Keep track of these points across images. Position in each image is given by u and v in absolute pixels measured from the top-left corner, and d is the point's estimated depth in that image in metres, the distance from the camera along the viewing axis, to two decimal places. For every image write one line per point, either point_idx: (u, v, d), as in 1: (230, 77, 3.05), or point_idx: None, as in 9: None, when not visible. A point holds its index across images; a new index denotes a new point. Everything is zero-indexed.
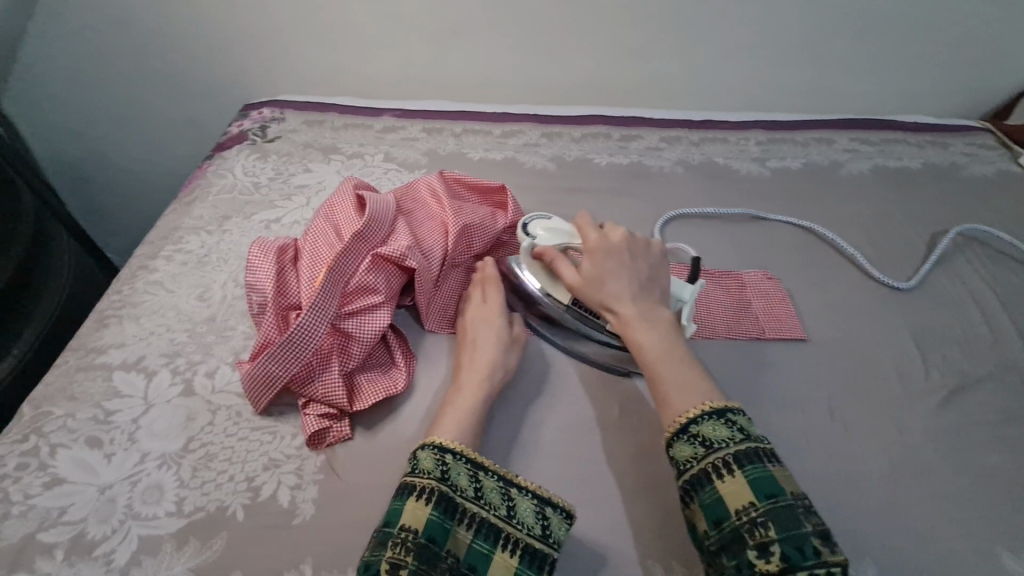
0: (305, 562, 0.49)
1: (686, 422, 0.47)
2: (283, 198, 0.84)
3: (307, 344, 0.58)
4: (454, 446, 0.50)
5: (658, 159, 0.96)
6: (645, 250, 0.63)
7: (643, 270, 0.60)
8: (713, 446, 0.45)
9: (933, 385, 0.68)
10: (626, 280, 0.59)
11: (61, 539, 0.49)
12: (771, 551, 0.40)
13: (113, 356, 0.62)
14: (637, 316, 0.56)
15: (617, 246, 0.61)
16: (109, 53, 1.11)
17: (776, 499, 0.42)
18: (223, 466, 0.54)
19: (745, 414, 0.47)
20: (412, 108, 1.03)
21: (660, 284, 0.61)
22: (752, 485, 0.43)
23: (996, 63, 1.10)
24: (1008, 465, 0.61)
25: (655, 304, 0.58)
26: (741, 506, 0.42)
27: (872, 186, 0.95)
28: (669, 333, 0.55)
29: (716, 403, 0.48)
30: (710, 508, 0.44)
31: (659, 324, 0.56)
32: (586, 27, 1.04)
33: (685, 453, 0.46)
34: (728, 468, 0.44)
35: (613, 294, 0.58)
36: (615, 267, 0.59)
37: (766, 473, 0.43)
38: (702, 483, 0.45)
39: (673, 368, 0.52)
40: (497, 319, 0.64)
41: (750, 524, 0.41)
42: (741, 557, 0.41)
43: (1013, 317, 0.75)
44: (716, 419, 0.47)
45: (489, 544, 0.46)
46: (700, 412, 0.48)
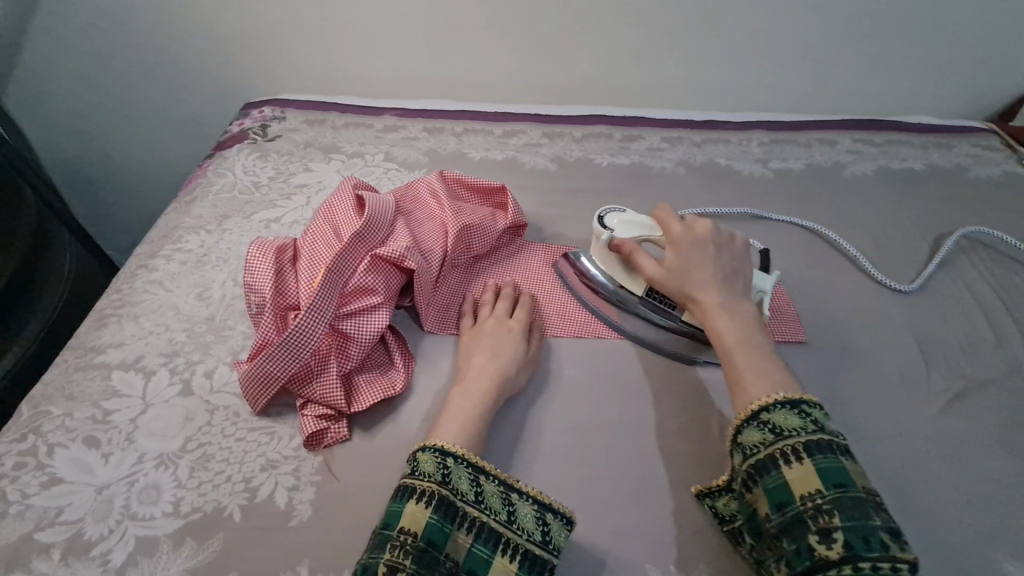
0: (301, 564, 0.49)
1: (756, 408, 0.47)
2: (283, 198, 0.84)
3: (305, 345, 0.57)
4: (455, 449, 0.50)
5: (658, 159, 0.96)
6: (730, 242, 0.62)
7: (726, 260, 0.60)
8: (783, 434, 0.45)
9: (935, 389, 0.67)
10: (710, 270, 0.59)
11: (58, 539, 0.49)
12: (834, 538, 0.40)
13: (112, 356, 0.62)
14: (717, 306, 0.56)
15: (702, 237, 0.62)
16: (110, 52, 1.11)
17: (845, 490, 0.41)
18: (221, 466, 0.54)
19: (821, 408, 0.46)
20: (412, 107, 1.03)
21: (743, 278, 0.60)
22: (821, 474, 0.42)
23: (1001, 64, 1.09)
24: (1012, 471, 0.60)
25: (737, 295, 0.58)
26: (808, 493, 0.42)
27: (875, 188, 0.94)
28: (750, 324, 0.55)
29: (792, 393, 0.47)
30: (774, 492, 0.43)
31: (740, 315, 0.55)
32: (587, 27, 1.03)
33: (754, 438, 0.46)
34: (797, 455, 0.43)
35: (694, 283, 0.58)
36: (696, 256, 0.60)
37: (837, 464, 0.43)
38: (768, 468, 0.44)
39: (751, 356, 0.52)
40: (517, 335, 0.63)
41: (814, 510, 0.41)
42: (803, 541, 0.41)
43: (1016, 321, 0.75)
44: (788, 408, 0.46)
45: (489, 550, 0.46)
46: (771, 400, 0.47)
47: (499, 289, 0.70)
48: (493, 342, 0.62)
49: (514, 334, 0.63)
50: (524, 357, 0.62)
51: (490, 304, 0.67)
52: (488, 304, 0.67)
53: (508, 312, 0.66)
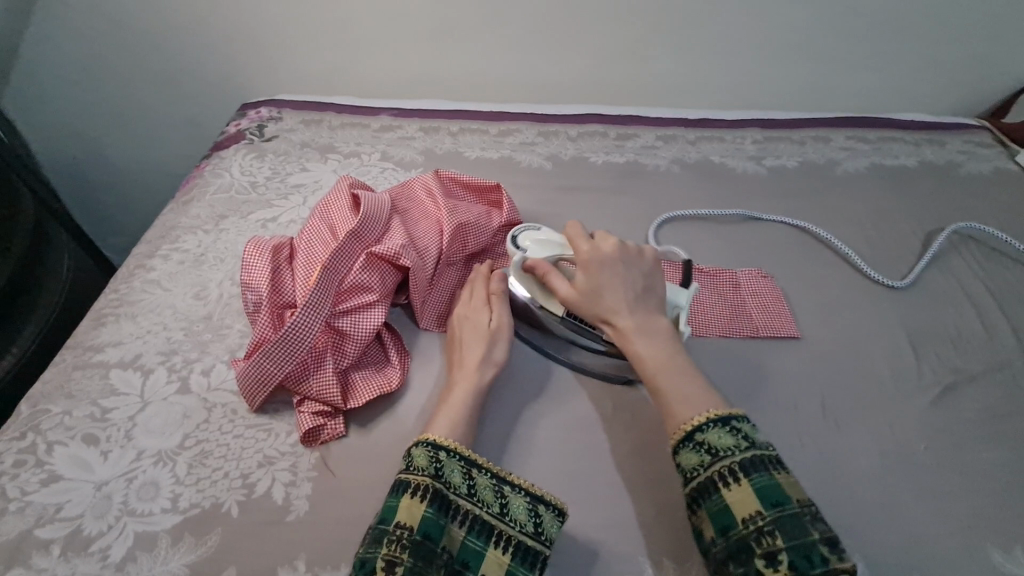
0: (298, 558, 0.49)
1: (691, 429, 0.48)
2: (280, 197, 0.84)
3: (301, 343, 0.58)
4: (448, 443, 0.50)
5: (653, 157, 0.97)
6: (639, 257, 0.62)
7: (638, 277, 0.61)
8: (720, 455, 0.47)
9: (926, 383, 0.68)
10: (624, 292, 0.59)
11: (58, 535, 0.49)
12: (778, 559, 0.41)
13: (110, 355, 0.63)
14: (634, 329, 0.57)
15: (611, 256, 0.61)
16: (107, 53, 1.11)
17: (783, 508, 0.43)
18: (218, 463, 0.54)
19: (749, 422, 0.49)
20: (409, 107, 1.04)
21: (656, 291, 0.61)
22: (759, 495, 0.44)
23: (993, 61, 1.10)
24: (1001, 463, 0.61)
25: (651, 312, 0.59)
26: (749, 515, 0.44)
27: (868, 185, 0.95)
28: (667, 343, 0.56)
29: (721, 411, 0.49)
30: (718, 517, 0.45)
31: (656, 334, 0.56)
32: (583, 25, 1.04)
33: (692, 460, 0.47)
34: (735, 477, 0.45)
35: (611, 308, 0.58)
36: (609, 278, 0.59)
37: (771, 481, 0.45)
38: (709, 492, 0.46)
39: (671, 378, 0.53)
40: (479, 316, 0.64)
41: (757, 533, 0.43)
42: (749, 565, 0.42)
43: (1007, 315, 0.75)
44: (721, 427, 0.48)
45: (482, 542, 0.46)
46: (706, 419, 0.49)
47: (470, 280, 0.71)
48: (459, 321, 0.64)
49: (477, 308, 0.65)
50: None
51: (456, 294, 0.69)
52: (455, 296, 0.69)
53: (471, 294, 0.67)
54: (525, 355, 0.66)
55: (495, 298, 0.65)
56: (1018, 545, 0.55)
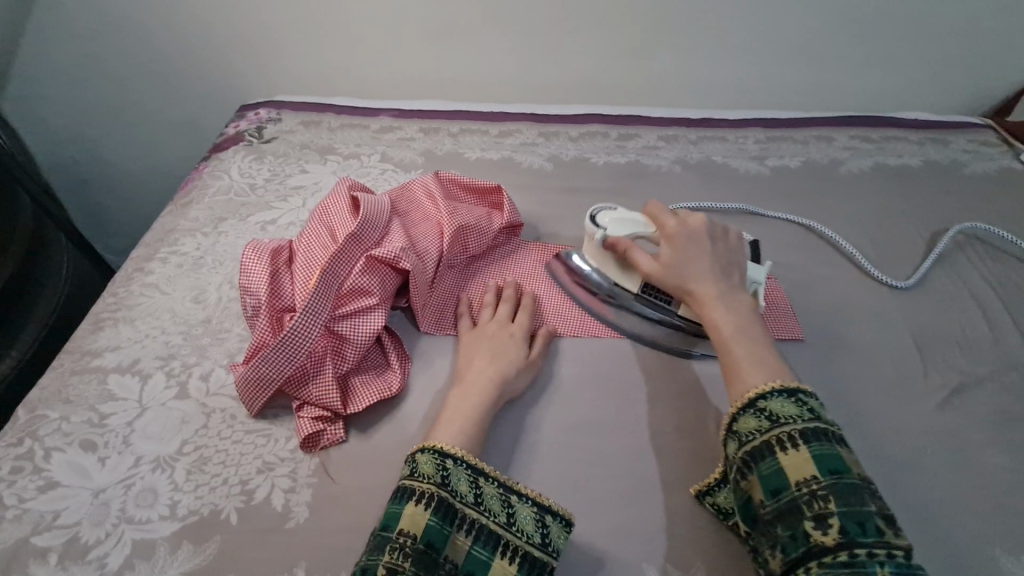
0: (298, 565, 0.49)
1: (753, 396, 0.47)
2: (279, 199, 0.84)
3: (300, 347, 0.57)
4: (454, 450, 0.50)
5: (655, 158, 0.96)
6: (724, 236, 0.62)
7: (722, 254, 0.60)
8: (779, 421, 0.45)
9: (931, 385, 0.67)
10: (705, 264, 0.58)
11: (55, 543, 0.49)
12: (830, 524, 0.39)
13: (108, 359, 0.62)
14: (714, 297, 0.55)
15: (697, 230, 0.61)
16: (105, 54, 1.10)
17: (841, 476, 0.41)
18: (217, 469, 0.54)
19: (817, 397, 0.46)
20: (408, 107, 1.03)
21: (738, 271, 0.59)
22: (816, 461, 0.42)
23: (998, 60, 1.09)
24: (1009, 466, 0.60)
25: (733, 287, 0.57)
26: (803, 479, 0.42)
27: (872, 184, 0.94)
28: (747, 314, 0.54)
29: (790, 383, 0.47)
30: (769, 479, 0.43)
31: (737, 305, 0.55)
32: (583, 26, 1.03)
33: (750, 425, 0.46)
34: (793, 442, 0.43)
35: (689, 276, 0.57)
36: (692, 249, 0.59)
37: (833, 452, 0.43)
38: (763, 455, 0.44)
39: (748, 346, 0.51)
40: (519, 339, 0.64)
41: (810, 496, 0.41)
42: (797, 527, 0.40)
43: (1013, 316, 0.74)
44: (785, 396, 0.46)
45: (488, 552, 0.46)
46: (769, 388, 0.47)
47: (501, 292, 0.70)
48: (494, 345, 0.62)
49: (517, 340, 0.63)
50: (527, 364, 0.62)
51: (490, 307, 0.67)
52: (488, 308, 0.67)
53: (511, 315, 0.67)
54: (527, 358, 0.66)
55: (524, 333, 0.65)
56: None
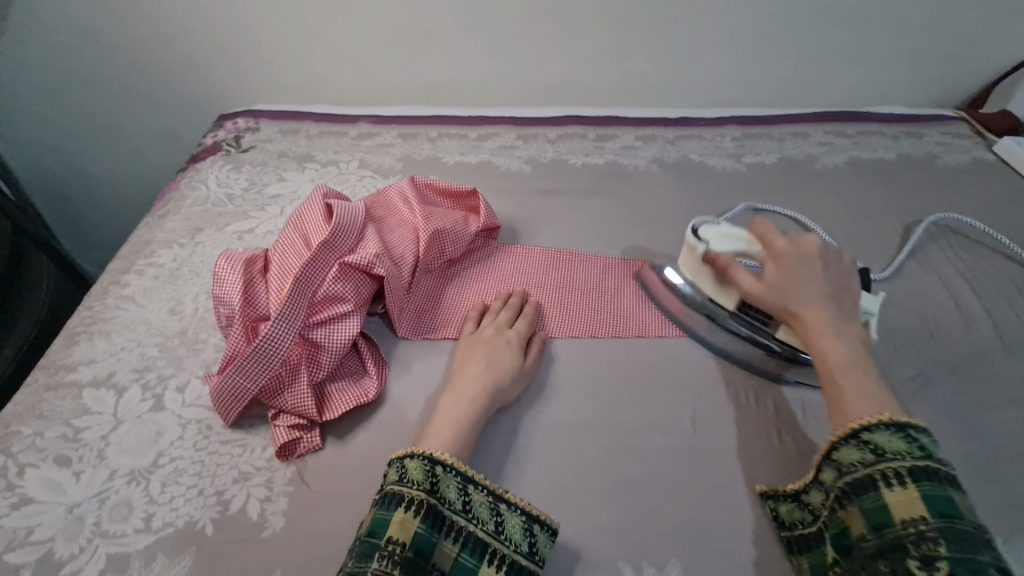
0: (273, 574, 0.49)
1: (857, 428, 0.46)
2: (257, 209, 0.84)
3: (274, 356, 0.57)
4: (444, 457, 0.50)
5: (633, 158, 0.97)
6: (837, 260, 0.59)
7: (835, 278, 0.57)
8: (885, 455, 0.44)
9: (907, 375, 0.68)
10: (816, 288, 0.56)
11: (28, 559, 0.49)
12: (939, 567, 0.39)
13: (83, 373, 0.62)
14: (826, 325, 0.53)
15: (810, 253, 0.58)
16: (81, 66, 1.10)
17: (953, 521, 0.40)
18: (193, 481, 0.54)
19: (931, 435, 0.45)
20: (386, 114, 1.03)
21: (850, 297, 0.57)
22: (926, 502, 0.42)
23: (969, 53, 1.10)
24: (983, 454, 0.61)
25: (845, 315, 0.55)
26: (910, 518, 0.42)
27: (847, 178, 0.95)
28: (862, 347, 0.52)
29: (902, 416, 0.46)
30: (872, 512, 0.43)
31: (848, 338, 0.52)
32: (559, 27, 1.04)
33: (852, 456, 0.46)
34: (900, 479, 0.43)
35: (798, 300, 0.55)
36: (804, 271, 0.57)
37: (945, 495, 0.42)
38: (866, 488, 0.44)
39: (862, 379, 0.49)
40: (517, 345, 0.64)
41: (917, 536, 0.40)
42: (900, 565, 0.40)
43: (987, 306, 0.75)
44: (892, 431, 0.45)
45: (475, 559, 0.46)
46: (878, 420, 0.46)
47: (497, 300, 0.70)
48: (489, 351, 0.62)
49: (513, 345, 0.63)
50: (521, 370, 0.62)
51: (492, 313, 0.68)
52: (490, 313, 0.68)
53: (511, 321, 0.67)
54: None
55: (521, 339, 0.65)
56: (998, 536, 0.55)
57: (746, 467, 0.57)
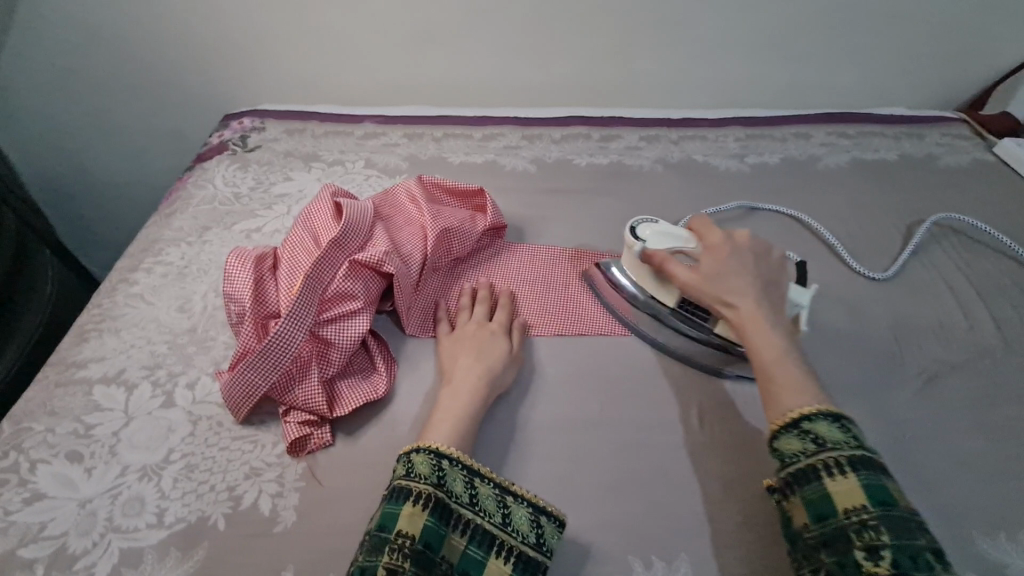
0: (286, 568, 0.49)
1: (797, 417, 0.46)
2: (264, 207, 0.84)
3: (285, 352, 0.58)
4: (450, 451, 0.50)
5: (637, 158, 0.97)
6: (770, 253, 0.60)
7: (766, 271, 0.58)
8: (825, 445, 0.45)
9: (910, 373, 0.68)
10: (748, 278, 0.56)
11: (41, 554, 0.49)
12: (881, 555, 0.40)
13: (93, 370, 0.62)
14: (755, 316, 0.53)
15: (743, 247, 0.59)
16: (86, 66, 1.10)
17: (889, 508, 0.42)
18: (204, 476, 0.54)
19: (858, 423, 0.47)
20: (391, 114, 1.04)
21: (782, 290, 0.58)
22: (865, 490, 0.43)
23: (969, 54, 1.11)
24: (986, 450, 0.62)
25: (775, 306, 0.55)
26: (852, 508, 0.42)
27: (849, 179, 0.96)
28: (788, 339, 0.52)
29: (825, 408, 0.46)
30: (815, 503, 0.44)
31: (779, 328, 0.53)
32: (564, 28, 1.05)
33: (793, 446, 0.46)
34: (841, 469, 0.44)
35: (731, 292, 0.55)
36: (737, 263, 0.58)
37: (879, 481, 0.43)
38: (808, 478, 0.45)
39: (789, 368, 0.50)
40: (499, 335, 0.64)
41: (860, 525, 0.41)
42: (847, 556, 0.41)
43: (989, 305, 0.76)
44: (829, 419, 0.46)
45: (483, 551, 0.47)
46: (814, 410, 0.47)
47: (476, 292, 0.70)
48: (475, 343, 0.63)
49: (497, 335, 0.64)
50: (511, 357, 0.63)
51: (467, 309, 0.68)
52: (465, 309, 0.68)
53: (488, 314, 0.67)
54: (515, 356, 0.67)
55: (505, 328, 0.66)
56: (1003, 532, 0.55)
57: (753, 464, 0.58)
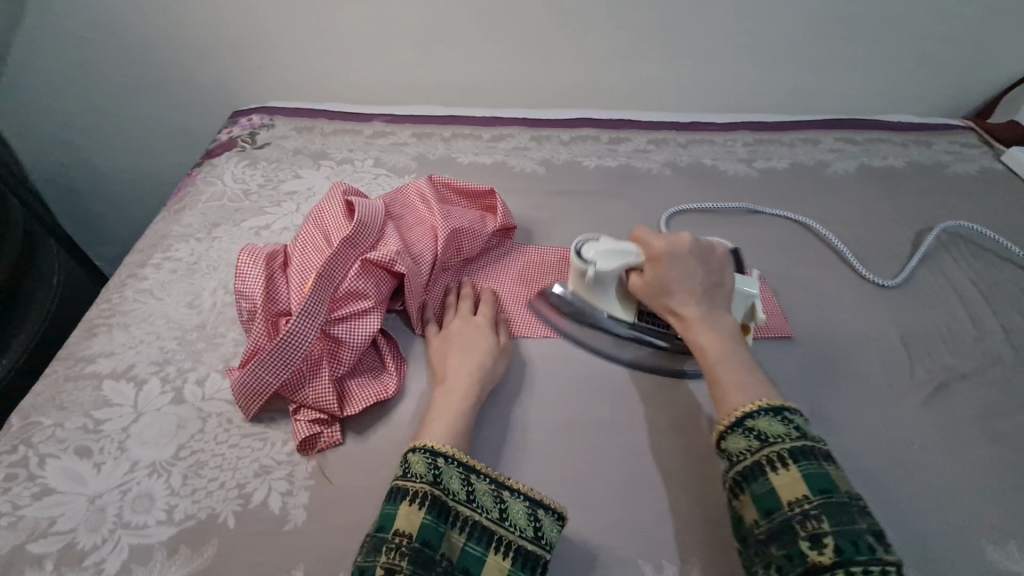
0: (296, 567, 0.49)
1: (742, 415, 0.48)
2: (273, 205, 0.84)
3: (296, 351, 0.58)
4: (445, 449, 0.50)
5: (646, 161, 0.97)
6: (711, 253, 0.63)
7: (708, 272, 0.61)
8: (768, 440, 0.47)
9: (919, 380, 0.68)
10: (692, 282, 0.59)
11: (51, 549, 0.49)
12: (824, 543, 0.41)
13: (102, 365, 0.62)
14: (699, 321, 0.57)
15: (685, 251, 0.61)
16: (93, 60, 1.10)
17: (831, 495, 0.43)
18: (214, 473, 0.54)
19: (801, 416, 0.49)
20: (400, 113, 1.04)
21: (725, 289, 0.61)
22: (807, 480, 0.44)
23: (977, 63, 1.12)
24: (995, 459, 0.62)
25: (718, 307, 0.59)
26: (795, 499, 0.43)
27: (857, 185, 0.96)
28: (732, 337, 0.56)
29: (772, 401, 0.49)
30: (762, 499, 0.45)
31: (722, 329, 0.56)
32: (573, 29, 1.05)
33: (740, 444, 0.48)
34: (783, 462, 0.45)
35: (676, 299, 0.59)
36: (678, 268, 0.60)
37: (821, 470, 0.45)
38: (755, 475, 0.46)
39: (733, 367, 0.53)
40: (486, 330, 0.65)
41: (803, 516, 0.42)
42: (793, 547, 0.42)
43: (997, 313, 0.76)
44: (771, 415, 0.48)
45: (482, 547, 0.47)
46: (757, 407, 0.49)
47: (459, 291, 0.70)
48: (466, 339, 0.63)
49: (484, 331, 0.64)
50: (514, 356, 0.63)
51: (453, 306, 0.68)
52: (451, 308, 0.68)
53: (473, 310, 0.67)
54: (525, 359, 0.67)
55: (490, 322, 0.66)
56: (1013, 540, 0.55)
57: None
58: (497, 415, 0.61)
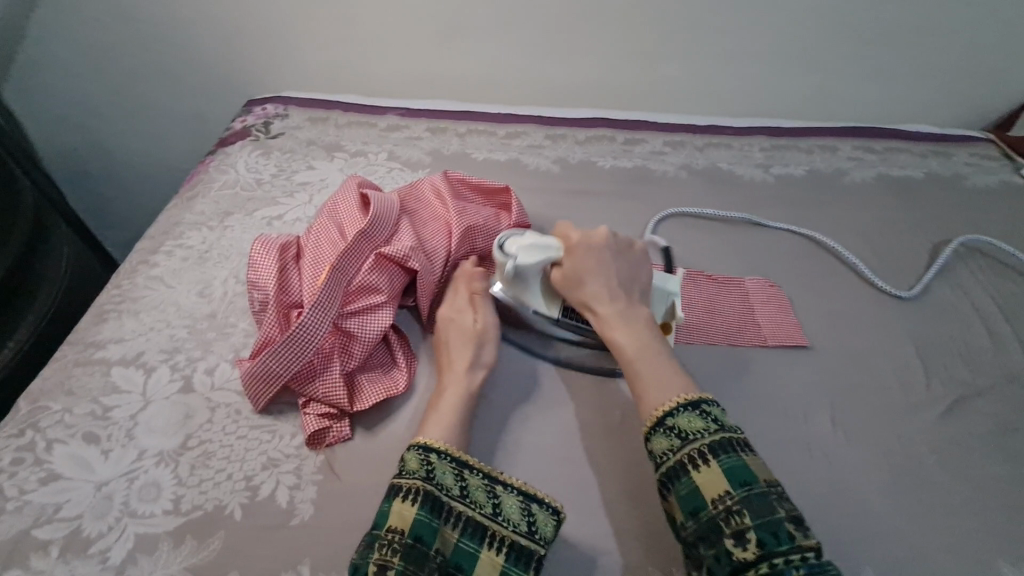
0: (303, 562, 0.48)
1: (662, 415, 0.48)
2: (286, 195, 0.84)
3: (307, 344, 0.57)
4: (438, 445, 0.50)
5: (661, 163, 0.96)
6: (628, 250, 0.62)
7: (626, 268, 0.60)
8: (688, 438, 0.46)
9: (934, 395, 0.67)
10: (607, 278, 0.58)
11: (56, 536, 0.48)
12: (747, 538, 0.41)
13: (112, 351, 0.62)
14: (617, 316, 0.56)
15: (602, 248, 0.60)
16: (109, 45, 1.10)
17: (750, 487, 0.43)
18: (221, 465, 0.53)
19: (718, 405, 0.48)
20: (415, 107, 1.03)
21: (641, 285, 0.61)
22: (727, 475, 0.44)
23: (999, 75, 1.10)
24: (1010, 477, 0.61)
25: (634, 302, 0.58)
26: (718, 495, 0.43)
27: (875, 194, 0.95)
28: (650, 332, 0.55)
29: (692, 395, 0.48)
30: (687, 500, 0.44)
31: (639, 324, 0.56)
32: (594, 28, 1.03)
33: (662, 445, 0.47)
34: (704, 458, 0.45)
35: (594, 294, 0.58)
36: (595, 265, 0.59)
37: (739, 461, 0.44)
38: (679, 475, 0.45)
39: (651, 362, 0.52)
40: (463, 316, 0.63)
41: (726, 513, 0.42)
42: (719, 546, 0.42)
43: (1015, 329, 0.75)
44: (691, 411, 0.47)
45: (475, 543, 0.46)
46: (678, 404, 0.48)
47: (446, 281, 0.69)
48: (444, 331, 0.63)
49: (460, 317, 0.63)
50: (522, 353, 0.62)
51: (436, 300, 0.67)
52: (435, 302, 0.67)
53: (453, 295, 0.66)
54: (536, 359, 0.66)
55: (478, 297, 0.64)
56: None
57: None
58: (507, 415, 0.60)
